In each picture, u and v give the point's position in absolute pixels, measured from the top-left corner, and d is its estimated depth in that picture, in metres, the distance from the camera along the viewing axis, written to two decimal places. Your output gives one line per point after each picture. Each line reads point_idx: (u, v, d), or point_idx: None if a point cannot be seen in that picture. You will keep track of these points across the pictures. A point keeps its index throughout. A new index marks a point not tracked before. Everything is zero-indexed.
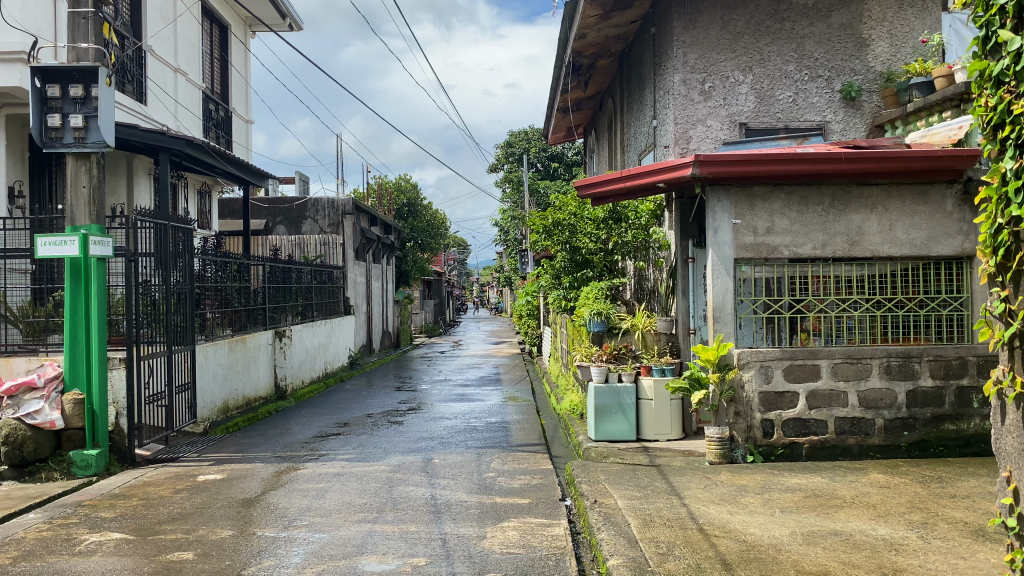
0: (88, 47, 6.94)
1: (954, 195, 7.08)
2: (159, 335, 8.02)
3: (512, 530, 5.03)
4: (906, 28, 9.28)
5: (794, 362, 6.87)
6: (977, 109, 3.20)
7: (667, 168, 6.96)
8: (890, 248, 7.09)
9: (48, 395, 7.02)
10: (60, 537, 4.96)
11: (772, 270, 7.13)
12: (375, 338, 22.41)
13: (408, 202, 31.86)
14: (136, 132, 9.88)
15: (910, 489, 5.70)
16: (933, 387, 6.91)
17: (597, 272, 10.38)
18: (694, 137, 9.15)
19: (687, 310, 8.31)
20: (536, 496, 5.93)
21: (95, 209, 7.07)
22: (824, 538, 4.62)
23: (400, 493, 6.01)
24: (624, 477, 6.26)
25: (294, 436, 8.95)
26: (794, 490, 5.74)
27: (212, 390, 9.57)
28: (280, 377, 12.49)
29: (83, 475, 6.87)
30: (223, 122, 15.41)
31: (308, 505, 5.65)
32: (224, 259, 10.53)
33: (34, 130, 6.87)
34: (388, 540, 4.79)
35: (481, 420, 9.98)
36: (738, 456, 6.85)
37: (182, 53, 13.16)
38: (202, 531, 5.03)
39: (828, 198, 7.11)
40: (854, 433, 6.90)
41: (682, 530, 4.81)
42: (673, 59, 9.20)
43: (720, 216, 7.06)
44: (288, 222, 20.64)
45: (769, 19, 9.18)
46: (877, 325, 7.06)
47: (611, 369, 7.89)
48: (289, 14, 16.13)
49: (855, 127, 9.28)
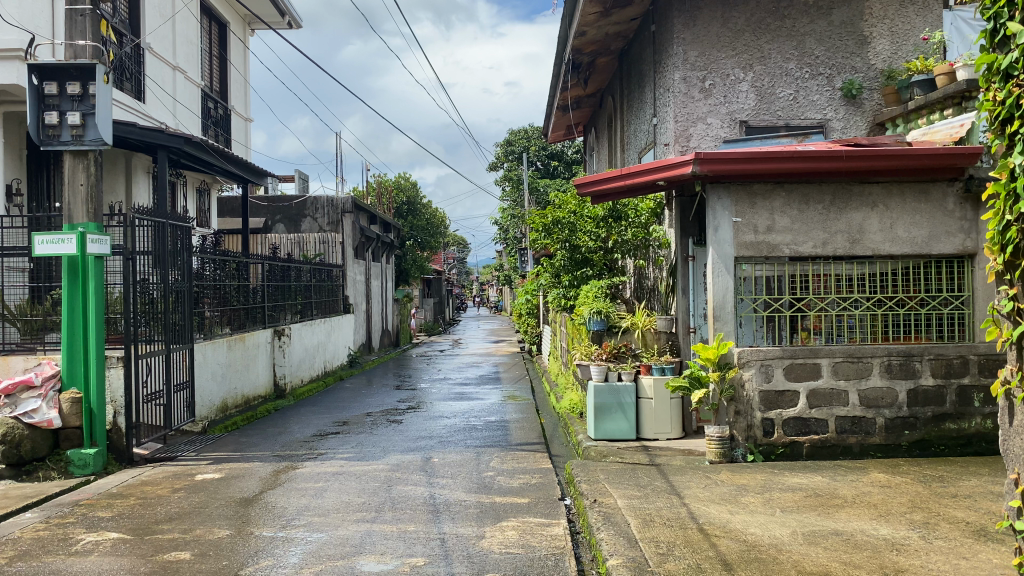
0: (86, 45, 6.90)
1: (955, 193, 7.05)
2: (157, 333, 7.99)
3: (512, 530, 5.01)
4: (907, 25, 9.24)
5: (794, 361, 6.84)
6: (986, 104, 3.16)
7: (667, 165, 6.91)
8: (891, 246, 7.06)
9: (44, 394, 7.01)
10: (56, 537, 4.94)
11: (773, 268, 7.10)
12: (375, 337, 22.37)
13: (408, 200, 31.78)
14: (134, 129, 9.81)
15: (911, 488, 5.68)
16: (934, 386, 6.89)
17: (597, 270, 10.38)
18: (695, 134, 9.12)
19: (687, 310, 8.29)
20: (535, 495, 5.90)
21: (93, 207, 7.04)
22: (825, 538, 4.59)
23: (399, 492, 5.98)
24: (623, 476, 6.24)
25: (293, 435, 8.91)
26: (794, 489, 5.71)
27: (210, 389, 9.53)
28: (279, 376, 12.45)
29: (80, 474, 6.84)
30: (222, 120, 15.37)
31: (306, 505, 5.62)
32: (223, 258, 10.48)
33: (31, 128, 6.85)
34: (386, 540, 4.76)
35: (480, 419, 9.94)
36: (739, 455, 6.82)
37: (181, 50, 13.12)
38: (199, 531, 5.00)
39: (828, 196, 7.09)
40: (855, 432, 6.88)
41: (682, 530, 4.78)
42: (673, 56, 9.17)
43: (720, 214, 7.03)
44: (287, 220, 20.58)
45: (770, 16, 9.14)
46: (877, 324, 7.03)
47: (610, 367, 7.90)
48: (288, 12, 16.09)
49: (856, 125, 9.25)
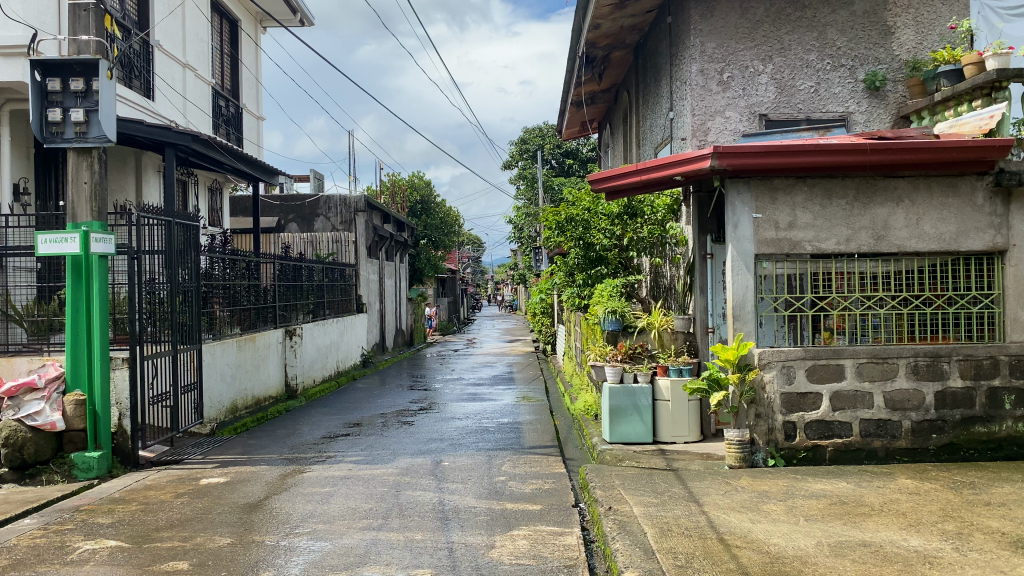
0: (90, 40, 6.80)
1: (985, 187, 6.75)
2: (164, 334, 7.88)
3: (523, 539, 4.81)
4: (932, 15, 8.92)
5: (816, 362, 6.59)
6: None
7: (684, 160, 6.68)
8: (918, 243, 6.78)
9: (48, 395, 6.88)
10: (53, 545, 4.82)
11: (794, 266, 6.85)
12: (388, 337, 22.25)
13: (422, 199, 31.58)
14: (142, 127, 9.64)
15: (940, 496, 5.41)
16: (963, 387, 6.61)
17: (612, 269, 10.17)
18: (713, 128, 8.89)
19: (705, 309, 8.11)
20: (548, 502, 5.72)
21: (97, 206, 6.92)
22: (853, 549, 4.36)
23: (408, 497, 5.81)
24: (640, 482, 6.03)
25: (302, 438, 8.74)
26: (817, 496, 5.47)
27: (219, 390, 9.41)
28: (291, 376, 12.33)
29: (84, 477, 6.76)
30: (233, 119, 15.29)
31: (312, 511, 5.46)
32: (232, 256, 10.35)
33: (35, 126, 6.75)
34: (392, 549, 4.61)
35: (492, 421, 9.76)
36: (760, 459, 6.58)
37: (191, 48, 13.04)
38: (199, 538, 4.86)
39: (852, 192, 6.83)
40: (879, 436, 6.62)
41: (702, 541, 4.56)
42: (690, 48, 8.93)
43: (739, 210, 6.78)
44: (300, 220, 20.50)
45: (790, 7, 8.88)
46: (903, 323, 6.78)
47: (626, 368, 7.63)
48: (300, 10, 16.01)
49: (880, 118, 8.95)
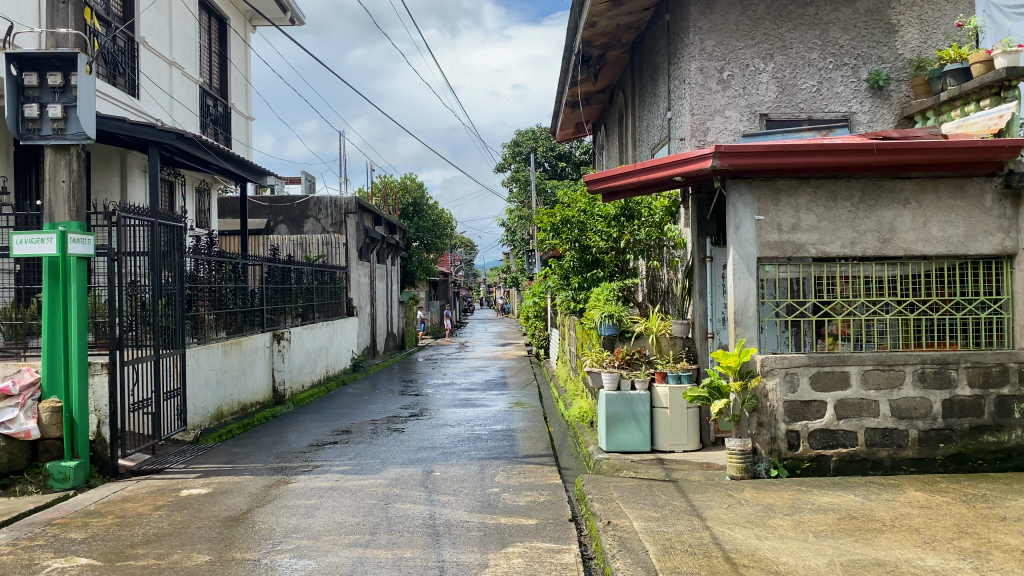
0: (68, 33, 6.49)
1: (993, 189, 6.56)
2: (146, 338, 7.55)
3: (517, 557, 4.55)
4: (937, 13, 8.74)
5: (820, 370, 6.37)
6: None
7: (684, 160, 6.44)
8: (924, 246, 6.58)
9: (22, 403, 6.60)
10: (20, 563, 4.54)
11: (797, 270, 6.63)
12: (379, 340, 21.94)
13: (414, 202, 31.28)
14: (124, 125, 9.32)
15: (953, 509, 5.20)
16: (971, 396, 6.41)
17: (608, 272, 9.93)
18: (712, 128, 8.67)
19: (705, 313, 7.88)
20: (544, 515, 5.47)
21: (75, 205, 6.63)
22: (867, 569, 4.12)
23: (397, 511, 5.55)
24: (640, 494, 5.77)
25: (289, 445, 8.46)
26: (825, 510, 5.24)
27: (203, 396, 9.11)
28: (278, 381, 11.99)
29: (59, 488, 6.48)
30: (221, 118, 15.00)
31: (295, 525, 5.20)
32: (218, 258, 10.07)
33: (10, 121, 6.48)
34: (380, 568, 4.34)
35: (485, 428, 9.50)
36: (762, 470, 6.35)
37: (177, 45, 12.77)
38: (177, 556, 4.59)
39: (857, 193, 6.62)
40: (886, 446, 6.40)
41: (707, 558, 4.33)
42: (689, 46, 8.71)
43: (742, 212, 6.56)
44: (289, 221, 20.20)
45: (792, 4, 8.68)
46: (909, 329, 6.57)
47: (623, 375, 7.37)
48: (290, 7, 15.69)
49: (882, 119, 8.78)
